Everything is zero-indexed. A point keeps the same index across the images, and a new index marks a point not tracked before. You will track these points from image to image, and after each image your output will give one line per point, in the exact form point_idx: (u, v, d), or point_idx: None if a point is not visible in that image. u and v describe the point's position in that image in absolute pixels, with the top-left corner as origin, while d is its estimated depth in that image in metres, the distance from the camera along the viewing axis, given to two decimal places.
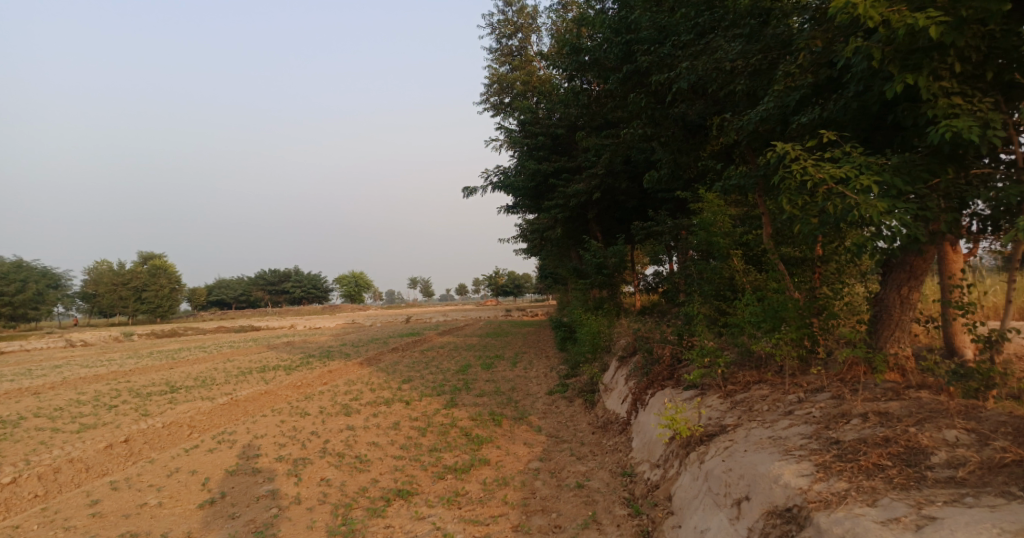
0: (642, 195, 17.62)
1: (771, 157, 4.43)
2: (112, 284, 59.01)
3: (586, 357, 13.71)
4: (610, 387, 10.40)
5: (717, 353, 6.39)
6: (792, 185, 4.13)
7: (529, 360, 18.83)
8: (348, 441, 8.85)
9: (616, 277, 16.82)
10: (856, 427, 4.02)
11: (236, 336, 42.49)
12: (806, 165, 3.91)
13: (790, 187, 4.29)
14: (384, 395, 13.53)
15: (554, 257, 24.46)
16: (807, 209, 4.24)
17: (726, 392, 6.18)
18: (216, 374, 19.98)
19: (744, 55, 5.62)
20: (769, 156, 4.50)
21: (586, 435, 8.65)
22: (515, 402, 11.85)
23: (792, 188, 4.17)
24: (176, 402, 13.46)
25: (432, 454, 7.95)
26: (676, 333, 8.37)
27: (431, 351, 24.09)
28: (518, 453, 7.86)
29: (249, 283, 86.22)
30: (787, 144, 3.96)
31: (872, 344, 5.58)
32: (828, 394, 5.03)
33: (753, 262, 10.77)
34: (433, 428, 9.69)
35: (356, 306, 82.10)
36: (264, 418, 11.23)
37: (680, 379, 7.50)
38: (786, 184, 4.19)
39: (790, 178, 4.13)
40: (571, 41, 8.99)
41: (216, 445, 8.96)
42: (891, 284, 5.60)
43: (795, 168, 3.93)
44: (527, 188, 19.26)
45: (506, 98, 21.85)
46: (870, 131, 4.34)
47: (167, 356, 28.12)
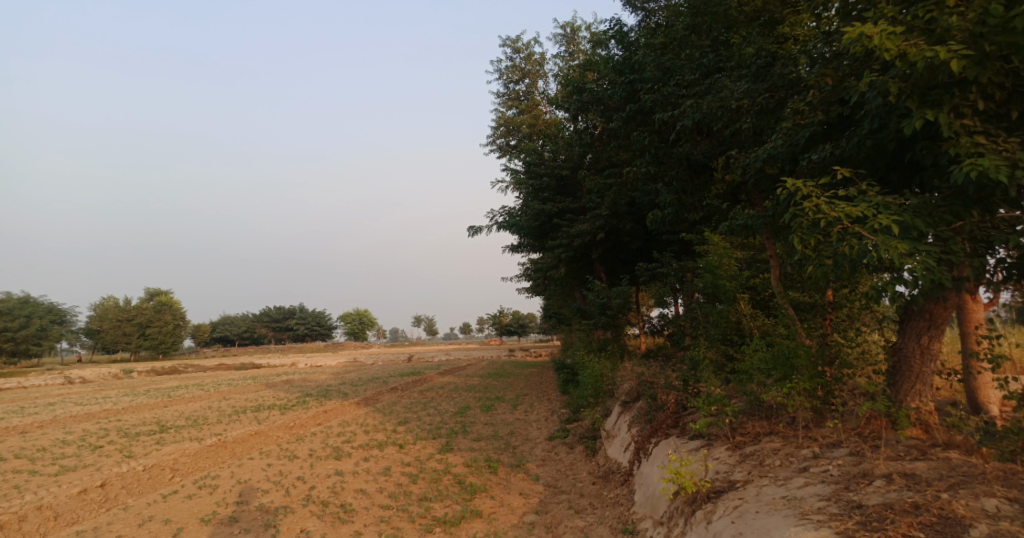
0: (647, 237, 17.43)
1: (782, 195, 4.18)
2: (116, 318, 58.89)
3: (588, 401, 13.27)
4: (612, 434, 9.97)
5: (725, 402, 6.03)
6: (804, 224, 3.88)
7: (530, 403, 18.32)
8: (335, 489, 8.41)
9: (620, 319, 16.48)
10: (879, 489, 3.64)
11: (236, 373, 42.02)
12: (819, 203, 3.65)
13: (802, 226, 4.04)
14: (378, 437, 13.08)
15: (557, 298, 24.18)
16: (820, 251, 3.96)
17: (734, 445, 5.79)
18: (209, 413, 19.52)
19: (750, 94, 5.45)
20: (780, 194, 4.25)
21: (585, 486, 8.18)
22: (513, 448, 11.39)
23: (805, 227, 3.93)
24: (164, 443, 13.04)
25: (421, 505, 7.51)
26: (681, 379, 8.01)
27: (431, 392, 23.58)
28: (512, 505, 7.41)
29: (252, 319, 85.99)
30: (798, 181, 3.73)
31: (890, 398, 5.22)
32: (846, 451, 4.67)
33: (761, 305, 10.46)
34: (425, 475, 9.23)
35: (358, 344, 81.56)
36: (250, 461, 10.78)
37: (684, 428, 7.11)
38: (798, 223, 3.94)
39: (802, 216, 3.88)
40: (574, 82, 8.93)
41: (196, 491, 8.53)
42: (910, 333, 5.26)
43: (808, 206, 3.68)
44: (531, 228, 19.13)
45: (512, 140, 21.96)
46: (885, 171, 4.09)
47: (163, 393, 27.67)
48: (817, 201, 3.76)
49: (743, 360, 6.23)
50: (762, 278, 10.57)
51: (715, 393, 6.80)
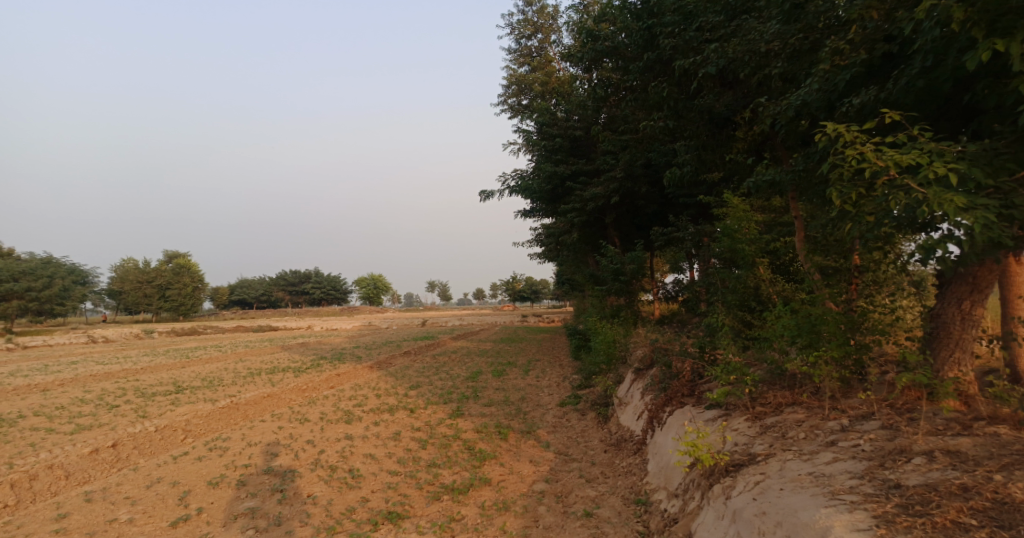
0: (663, 200, 16.94)
1: (820, 141, 3.75)
2: (136, 282, 59.61)
3: (600, 367, 13.03)
4: (624, 401, 9.75)
5: (748, 370, 5.68)
6: (844, 175, 3.49)
7: (542, 369, 18.16)
8: (343, 453, 8.31)
9: (634, 284, 16.12)
10: (919, 467, 3.35)
11: (252, 336, 42.51)
12: (864, 149, 3.24)
13: (842, 177, 3.63)
14: (388, 402, 13.01)
15: (570, 263, 23.81)
16: (861, 205, 3.56)
17: (753, 415, 5.50)
18: (224, 375, 19.65)
19: (782, 35, 4.99)
20: (818, 140, 3.83)
21: (596, 454, 7.97)
22: (524, 413, 11.23)
23: (845, 179, 3.53)
24: (177, 404, 13.09)
25: (429, 470, 7.36)
26: (697, 346, 7.68)
27: (443, 356, 23.55)
28: (522, 472, 7.22)
29: (268, 284, 86.85)
30: (840, 126, 3.32)
31: (924, 367, 4.87)
32: (878, 423, 4.35)
33: (781, 270, 10.06)
34: (434, 441, 9.10)
35: (373, 309, 82.19)
36: (261, 424, 10.73)
37: (701, 397, 6.82)
38: (837, 174, 3.55)
39: (842, 165, 3.48)
40: (589, 30, 8.39)
41: (205, 454, 8.48)
42: (949, 298, 4.89)
43: (851, 152, 3.27)
44: (543, 191, 18.67)
45: (525, 99, 21.31)
46: (938, 115, 3.67)
47: (180, 355, 27.99)
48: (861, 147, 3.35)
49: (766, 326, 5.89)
50: (783, 242, 10.13)
51: (734, 361, 6.48)
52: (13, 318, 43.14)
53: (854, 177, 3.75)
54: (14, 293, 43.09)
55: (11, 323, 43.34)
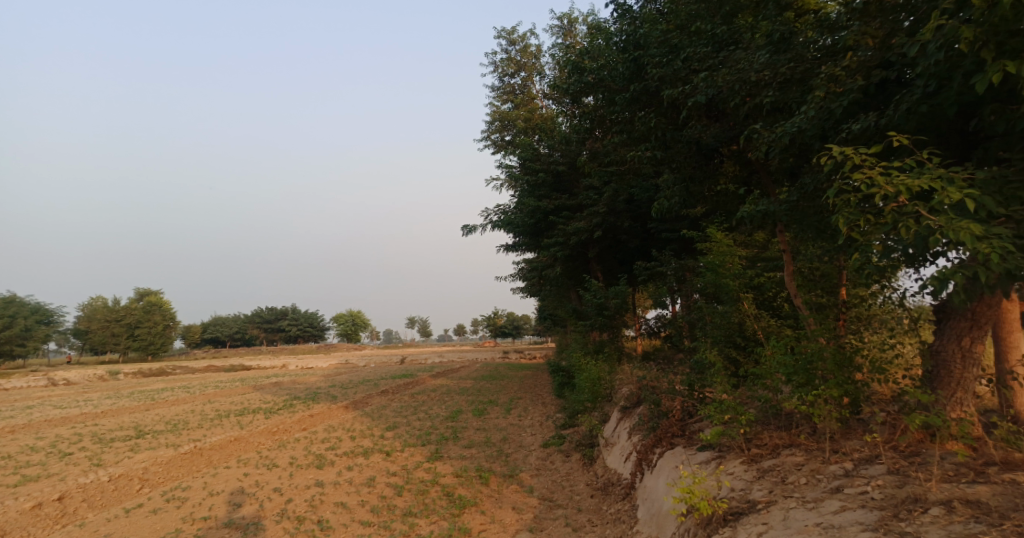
0: (645, 235, 16.94)
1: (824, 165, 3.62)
2: (105, 320, 57.88)
3: (585, 406, 12.68)
4: (610, 441, 9.40)
5: (743, 409, 5.44)
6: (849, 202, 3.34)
7: (524, 407, 17.70)
8: (313, 502, 7.79)
9: (617, 320, 15.91)
10: (938, 519, 3.11)
11: (223, 375, 41.17)
12: (874, 172, 3.10)
13: (846, 203, 3.49)
14: (364, 444, 12.45)
15: (552, 299, 23.58)
16: (868, 233, 3.41)
17: (749, 458, 5.21)
18: (191, 417, 18.79)
19: (772, 65, 4.97)
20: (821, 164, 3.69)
21: (583, 499, 7.57)
22: (506, 455, 10.79)
23: (850, 204, 3.38)
24: (137, 450, 12.36)
25: (405, 520, 6.89)
26: (685, 383, 7.43)
27: (422, 395, 22.90)
28: (504, 521, 6.79)
29: (243, 321, 85.03)
30: (846, 148, 3.18)
31: (925, 406, 4.64)
32: (884, 467, 4.10)
33: (767, 305, 9.93)
34: (411, 487, 8.61)
35: (352, 346, 80.75)
36: (224, 471, 10.12)
37: (693, 437, 6.54)
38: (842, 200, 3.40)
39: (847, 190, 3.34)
40: (574, 64, 8.36)
41: (162, 506, 7.89)
42: (948, 334, 4.70)
43: (860, 176, 3.12)
44: (526, 226, 18.55)
45: (507, 135, 21.39)
46: (942, 138, 3.62)
47: (147, 396, 26.88)
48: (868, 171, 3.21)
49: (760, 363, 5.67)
50: (768, 276, 10.04)
51: (727, 399, 6.24)
52: None
53: (857, 205, 3.61)
54: None
55: None
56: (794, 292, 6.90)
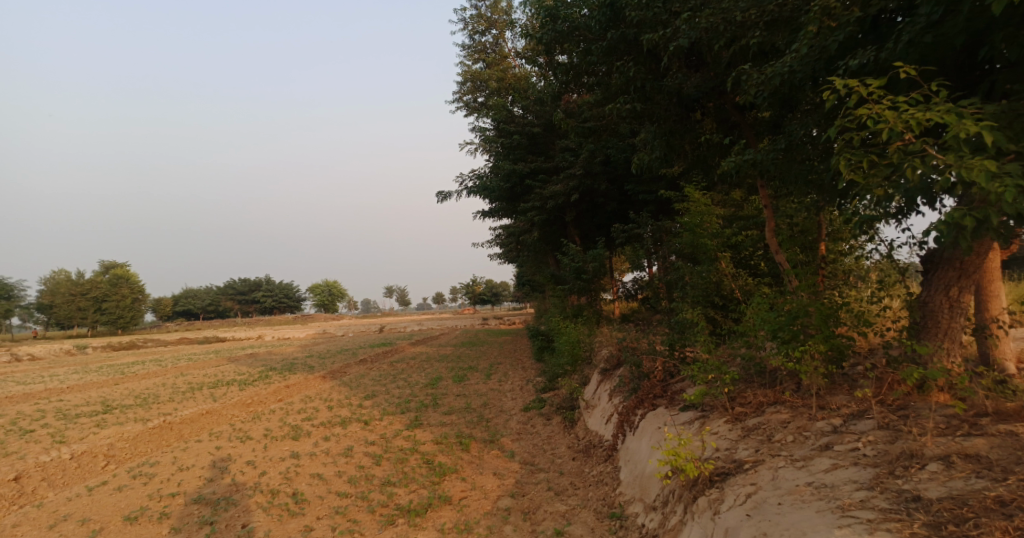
0: (622, 197, 16.72)
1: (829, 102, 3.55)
2: (71, 295, 56.25)
3: (564, 369, 12.59)
4: (591, 403, 9.33)
5: (727, 368, 5.29)
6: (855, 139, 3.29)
7: (504, 372, 17.60)
8: (288, 474, 7.58)
9: (595, 283, 15.78)
10: (937, 476, 2.99)
11: (198, 348, 40.54)
12: (882, 108, 3.05)
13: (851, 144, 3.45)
14: (341, 413, 12.24)
15: (530, 264, 23.36)
16: (873, 174, 3.38)
17: (734, 417, 5.08)
18: (162, 391, 18.36)
19: (758, 4, 4.75)
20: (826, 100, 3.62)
21: (565, 462, 7.46)
22: (486, 420, 10.66)
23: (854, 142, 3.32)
24: (104, 427, 11.98)
25: (383, 490, 6.70)
26: (666, 343, 7.31)
27: (401, 363, 22.66)
28: (485, 487, 6.65)
29: (216, 293, 83.51)
30: (852, 82, 3.14)
31: (913, 358, 4.53)
32: (873, 422, 3.99)
33: (746, 264, 9.85)
34: (390, 455, 8.43)
35: (329, 316, 79.98)
36: (195, 446, 9.83)
37: (675, 398, 6.45)
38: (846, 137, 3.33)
39: (853, 128, 3.29)
40: (548, 14, 7.95)
41: (127, 484, 7.61)
42: (935, 284, 4.57)
43: (867, 111, 3.07)
44: (502, 190, 18.18)
45: (480, 96, 20.78)
46: (950, 67, 3.58)
47: (117, 371, 26.29)
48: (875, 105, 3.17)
49: (743, 319, 5.53)
50: (746, 235, 9.94)
51: (709, 359, 6.11)
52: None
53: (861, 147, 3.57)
54: None
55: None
56: (775, 248, 6.77)
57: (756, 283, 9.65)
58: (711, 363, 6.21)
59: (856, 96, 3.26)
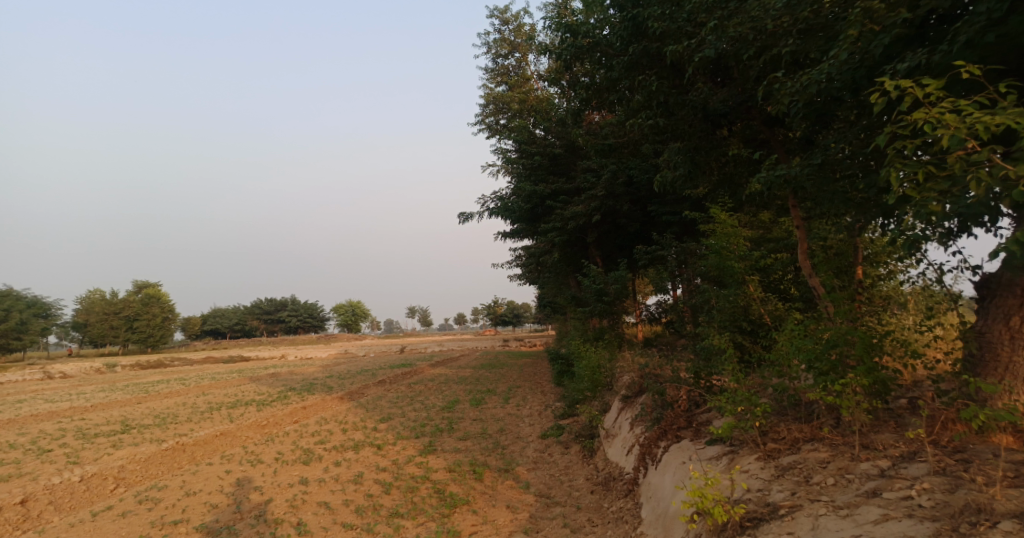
0: (645, 219, 16.38)
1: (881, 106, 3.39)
2: (101, 312, 57.38)
3: (585, 394, 12.16)
4: (611, 432, 8.92)
5: (759, 401, 4.90)
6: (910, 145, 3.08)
7: (523, 396, 17.18)
8: (294, 502, 7.30)
9: (617, 305, 15.37)
10: None
11: (221, 366, 40.85)
12: (939, 113, 2.91)
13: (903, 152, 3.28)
14: (355, 437, 11.96)
15: (551, 286, 23.02)
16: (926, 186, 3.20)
17: (766, 454, 4.67)
18: (180, 410, 18.34)
19: (790, 10, 4.51)
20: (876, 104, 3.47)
21: (582, 496, 7.05)
22: (502, 448, 10.28)
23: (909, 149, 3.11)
24: (118, 447, 11.88)
25: (389, 522, 6.36)
26: (691, 371, 6.92)
27: (419, 385, 22.37)
28: (497, 522, 6.28)
29: (242, 312, 84.58)
30: (906, 82, 3.01)
31: (966, 394, 4.11)
32: (926, 466, 3.57)
33: (775, 287, 9.42)
34: (400, 484, 8.10)
35: (351, 336, 80.30)
36: (204, 469, 9.63)
37: (701, 430, 6.05)
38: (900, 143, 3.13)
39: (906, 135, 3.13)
40: (568, 30, 7.76)
41: (131, 508, 7.40)
42: (993, 313, 4.13)
43: (923, 116, 2.93)
44: (523, 211, 17.97)
45: (502, 118, 20.74)
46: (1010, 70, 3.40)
47: (140, 388, 26.50)
48: (933, 109, 2.99)
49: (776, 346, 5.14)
50: (775, 257, 9.53)
51: (738, 388, 5.72)
52: None
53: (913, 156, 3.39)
54: None
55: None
56: (808, 272, 6.39)
57: (786, 308, 9.21)
58: (740, 393, 5.81)
59: (910, 98, 3.11)
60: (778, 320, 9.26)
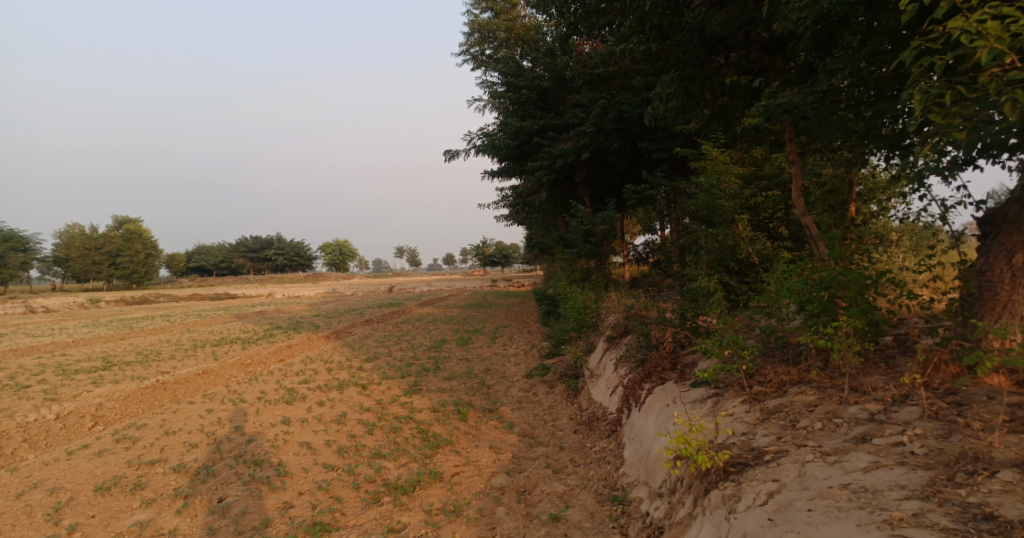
0: (636, 156, 15.94)
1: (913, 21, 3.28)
2: (83, 249, 56.45)
3: (571, 334, 12.12)
4: (596, 373, 8.86)
5: (747, 343, 4.73)
6: (936, 67, 3.03)
7: (509, 336, 17.20)
8: (275, 442, 7.24)
9: (605, 246, 15.17)
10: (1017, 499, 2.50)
11: (208, 304, 40.72)
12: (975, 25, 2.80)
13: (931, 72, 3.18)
14: (340, 376, 11.91)
15: (538, 226, 22.70)
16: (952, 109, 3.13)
17: (751, 398, 4.54)
18: (165, 348, 18.23)
19: None
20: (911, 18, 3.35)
21: (566, 436, 7.01)
22: (487, 387, 10.25)
23: (935, 72, 3.06)
24: (99, 385, 11.77)
25: (371, 463, 6.30)
26: (678, 312, 6.76)
27: (406, 324, 22.35)
28: (479, 462, 6.24)
29: (227, 250, 83.74)
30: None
31: (963, 336, 3.95)
32: (918, 410, 3.45)
33: (765, 227, 9.19)
34: (384, 424, 8.04)
35: (339, 275, 80.13)
36: (186, 408, 9.54)
37: (686, 372, 5.94)
38: (925, 65, 3.08)
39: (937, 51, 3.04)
40: None
41: (109, 448, 7.30)
42: (995, 250, 3.91)
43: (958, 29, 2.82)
44: (509, 148, 17.44)
45: (488, 48, 19.83)
46: None
47: (126, 325, 26.36)
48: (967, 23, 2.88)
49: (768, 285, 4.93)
50: (768, 196, 9.27)
51: (725, 330, 5.57)
52: None
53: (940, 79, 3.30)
54: None
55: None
56: (801, 209, 6.13)
57: (775, 248, 9.04)
58: (727, 335, 5.66)
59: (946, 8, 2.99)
60: (765, 260, 9.12)
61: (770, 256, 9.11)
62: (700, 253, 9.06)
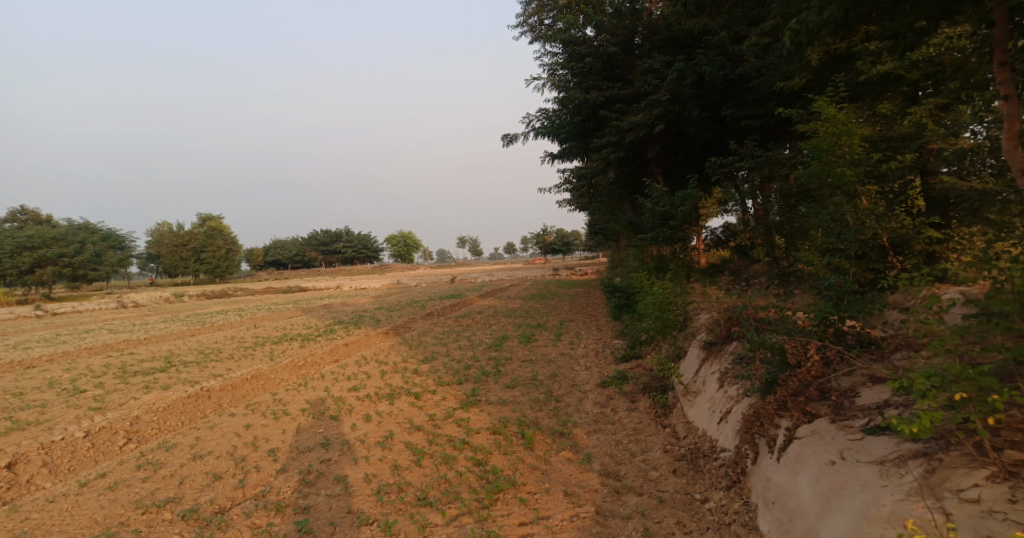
0: (717, 125, 13.94)
1: None
2: (171, 245, 58.81)
3: (651, 334, 10.39)
4: (691, 388, 7.21)
5: (996, 383, 3.17)
6: None
7: (577, 333, 15.56)
8: (306, 476, 6.11)
9: (684, 231, 13.26)
10: None
11: (281, 297, 41.30)
12: None
13: None
14: (392, 382, 10.74)
15: (605, 211, 20.85)
16: None
17: (1006, 473, 3.05)
18: (225, 346, 17.78)
19: None
20: None
21: (664, 479, 5.46)
22: (556, 398, 8.77)
23: None
24: (147, 391, 11.10)
25: (415, 518, 5.02)
26: (816, 317, 4.99)
27: (466, 319, 21.02)
28: (551, 524, 4.78)
29: (300, 243, 85.98)
30: None
31: None
32: None
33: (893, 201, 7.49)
34: (434, 451, 6.69)
35: (405, 265, 80.49)
36: (224, 423, 8.57)
37: (851, 407, 4.28)
38: None
39: None
40: None
41: (125, 479, 6.35)
42: None
43: None
44: (573, 125, 15.78)
45: (548, 15, 18.23)
46: None
47: (198, 320, 26.59)
48: None
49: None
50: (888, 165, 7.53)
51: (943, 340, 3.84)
52: (50, 285, 42.54)
53: None
54: (48, 260, 41.70)
55: (51, 290, 42.76)
56: None
57: (916, 226, 7.04)
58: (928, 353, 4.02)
59: None
60: (902, 241, 7.12)
61: (909, 234, 7.06)
62: (818, 236, 7.22)
